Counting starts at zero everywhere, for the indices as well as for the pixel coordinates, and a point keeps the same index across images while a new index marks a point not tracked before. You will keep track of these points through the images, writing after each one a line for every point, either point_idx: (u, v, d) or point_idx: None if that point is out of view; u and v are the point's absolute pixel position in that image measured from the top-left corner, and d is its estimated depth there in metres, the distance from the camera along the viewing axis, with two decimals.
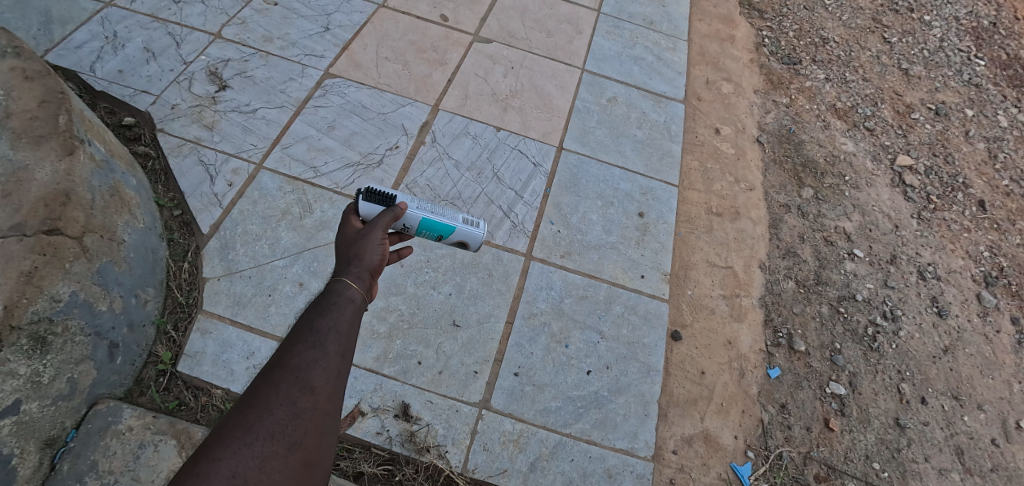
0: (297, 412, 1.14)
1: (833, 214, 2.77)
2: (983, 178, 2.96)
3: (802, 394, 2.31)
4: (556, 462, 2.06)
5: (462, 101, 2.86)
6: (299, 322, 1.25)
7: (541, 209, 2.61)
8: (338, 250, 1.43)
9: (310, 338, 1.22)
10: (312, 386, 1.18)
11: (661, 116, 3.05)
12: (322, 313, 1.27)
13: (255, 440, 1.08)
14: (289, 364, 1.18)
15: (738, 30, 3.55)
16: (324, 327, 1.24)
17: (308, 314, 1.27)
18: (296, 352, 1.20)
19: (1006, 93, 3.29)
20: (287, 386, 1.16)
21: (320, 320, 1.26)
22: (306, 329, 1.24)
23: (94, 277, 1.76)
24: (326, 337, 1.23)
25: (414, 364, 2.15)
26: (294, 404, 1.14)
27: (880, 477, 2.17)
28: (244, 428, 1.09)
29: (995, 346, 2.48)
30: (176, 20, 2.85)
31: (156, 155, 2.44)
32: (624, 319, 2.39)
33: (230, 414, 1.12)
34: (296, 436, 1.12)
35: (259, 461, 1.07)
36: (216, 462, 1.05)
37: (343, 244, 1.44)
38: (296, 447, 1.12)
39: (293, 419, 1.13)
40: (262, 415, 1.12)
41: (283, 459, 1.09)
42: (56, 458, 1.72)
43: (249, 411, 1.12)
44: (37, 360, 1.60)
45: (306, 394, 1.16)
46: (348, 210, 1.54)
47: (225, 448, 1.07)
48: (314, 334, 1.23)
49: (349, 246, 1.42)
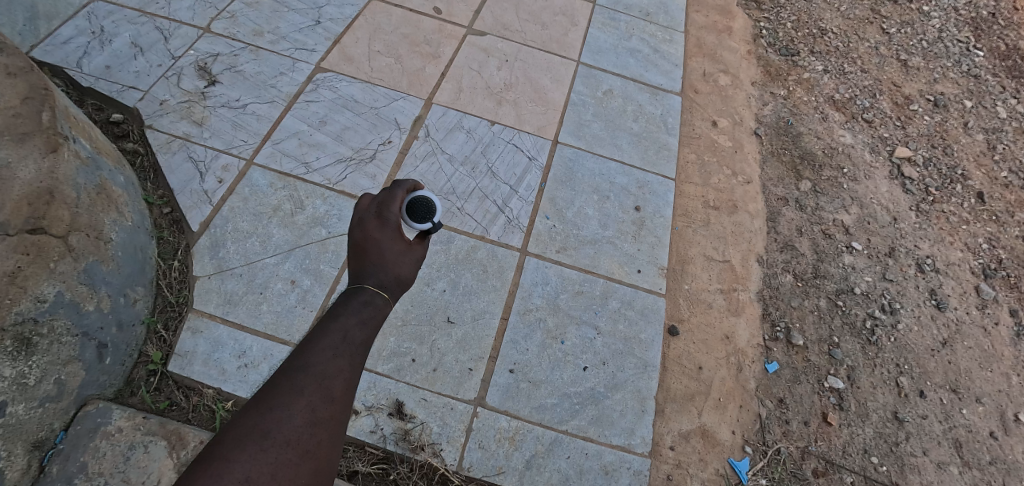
0: (315, 420, 1.12)
1: (831, 207, 2.74)
2: (982, 169, 2.93)
3: (800, 389, 2.29)
4: (552, 459, 2.04)
5: (456, 95, 2.83)
6: (333, 325, 1.22)
7: (536, 203, 2.58)
8: (378, 250, 1.36)
9: (340, 346, 1.20)
10: (334, 396, 1.16)
11: (657, 109, 3.01)
12: (359, 322, 1.25)
13: (271, 446, 1.06)
14: (315, 370, 1.16)
15: (736, 21, 3.51)
16: (359, 337, 1.23)
17: (344, 318, 1.24)
18: (323, 358, 1.18)
19: (1005, 84, 3.26)
20: (309, 393, 1.14)
21: (353, 328, 1.24)
22: (337, 336, 1.22)
23: (80, 276, 1.73)
24: (356, 347, 1.22)
25: (407, 361, 2.12)
26: (314, 412, 1.13)
27: (878, 471, 2.15)
28: (261, 431, 1.08)
29: (994, 338, 2.46)
30: (164, 14, 2.81)
31: (145, 152, 2.41)
32: (620, 315, 2.37)
33: (248, 413, 1.10)
34: (310, 445, 1.10)
35: (272, 468, 1.05)
36: (230, 463, 1.03)
37: (388, 248, 1.37)
38: (308, 456, 1.10)
39: (310, 427, 1.11)
40: (281, 420, 1.09)
41: (294, 468, 1.07)
42: (45, 460, 1.70)
43: (267, 414, 1.10)
44: (22, 362, 1.58)
45: (327, 404, 1.14)
46: (399, 199, 1.44)
47: (241, 451, 1.05)
48: (346, 342, 1.21)
49: (394, 257, 1.36)
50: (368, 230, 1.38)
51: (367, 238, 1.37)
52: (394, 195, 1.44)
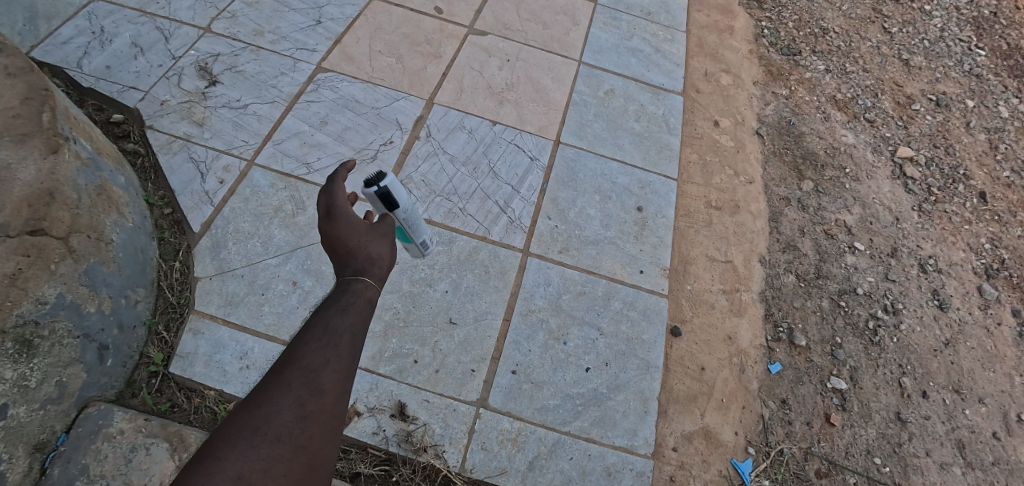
0: (304, 414, 1.12)
1: (833, 207, 2.74)
2: (984, 169, 2.93)
3: (803, 389, 2.28)
4: (554, 461, 2.03)
5: (457, 95, 2.82)
6: (314, 320, 1.23)
7: (538, 204, 2.57)
8: (343, 241, 1.39)
9: (323, 338, 1.20)
10: (321, 389, 1.15)
11: (659, 109, 3.01)
12: (339, 313, 1.25)
13: (262, 442, 1.06)
14: (301, 364, 1.16)
15: (737, 21, 3.50)
16: (342, 328, 1.23)
17: (324, 312, 1.24)
18: (308, 352, 1.18)
19: (1007, 84, 3.25)
20: (296, 387, 1.13)
21: (336, 319, 1.24)
22: (319, 330, 1.22)
23: (81, 278, 1.72)
24: (340, 338, 1.22)
25: (410, 362, 2.12)
26: (303, 406, 1.12)
27: (881, 472, 2.15)
28: (251, 428, 1.07)
29: (996, 339, 2.46)
30: (164, 14, 2.80)
31: (146, 152, 2.40)
32: (622, 315, 2.36)
33: (237, 411, 1.10)
34: (301, 439, 1.10)
35: (264, 463, 1.05)
36: (222, 461, 1.02)
37: (351, 234, 1.40)
38: (300, 451, 1.10)
39: (300, 421, 1.11)
40: (270, 416, 1.09)
41: (286, 462, 1.07)
42: (47, 462, 1.70)
43: (256, 412, 1.09)
44: (23, 364, 1.57)
45: (315, 397, 1.14)
46: (336, 185, 1.46)
47: (232, 448, 1.04)
48: (328, 333, 1.21)
49: (360, 240, 1.40)
50: (326, 227, 1.41)
51: (330, 235, 1.41)
52: (333, 183, 1.46)
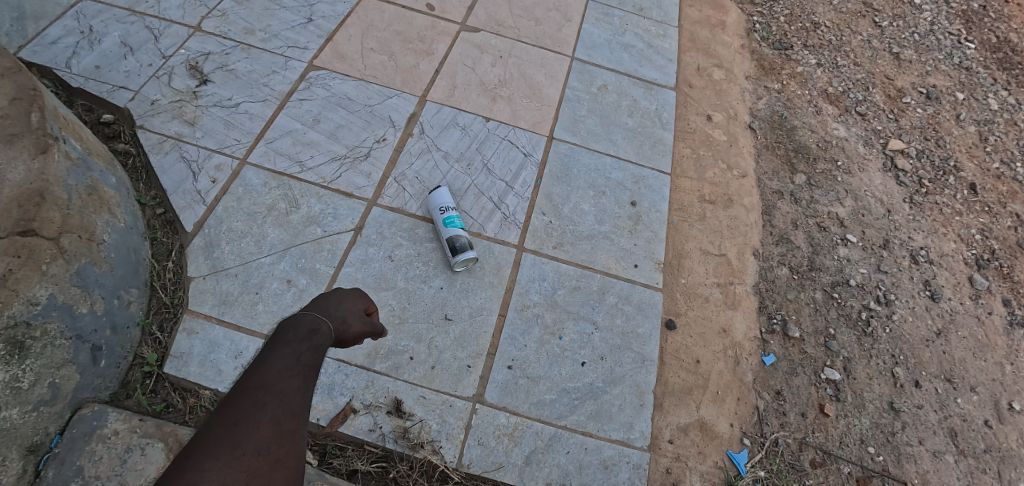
0: (280, 432, 1.15)
1: (825, 200, 2.75)
2: (974, 160, 2.94)
3: (797, 381, 2.30)
4: (551, 455, 2.04)
5: (450, 92, 2.82)
6: (284, 349, 1.27)
7: (531, 200, 2.57)
8: (337, 299, 1.47)
9: (294, 368, 1.25)
10: (295, 410, 1.19)
11: (652, 104, 3.01)
12: (310, 348, 1.31)
13: (243, 455, 1.08)
14: (274, 387, 1.20)
15: (729, 16, 3.51)
16: (309, 361, 1.29)
17: (295, 344, 1.29)
18: (280, 377, 1.22)
19: (995, 76, 3.28)
20: (272, 406, 1.17)
21: (307, 353, 1.29)
22: (290, 359, 1.26)
23: (72, 278, 1.71)
24: (308, 370, 1.27)
25: (405, 360, 2.11)
26: (279, 424, 1.16)
27: (875, 461, 2.16)
28: (231, 442, 1.09)
29: (987, 328, 2.47)
30: (153, 13, 2.78)
31: (136, 152, 2.39)
32: (617, 309, 2.37)
33: (213, 427, 1.11)
34: (279, 454, 1.13)
35: (246, 475, 1.06)
36: (204, 472, 1.03)
37: (340, 301, 1.47)
38: (279, 465, 1.12)
39: (277, 438, 1.14)
40: (249, 431, 1.11)
41: (266, 475, 1.09)
42: (41, 464, 1.69)
43: (234, 427, 1.11)
44: (16, 366, 1.56)
45: (289, 416, 1.18)
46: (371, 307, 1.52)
47: (214, 460, 1.05)
48: (299, 364, 1.26)
49: (347, 308, 1.46)
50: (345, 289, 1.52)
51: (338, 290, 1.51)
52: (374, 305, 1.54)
